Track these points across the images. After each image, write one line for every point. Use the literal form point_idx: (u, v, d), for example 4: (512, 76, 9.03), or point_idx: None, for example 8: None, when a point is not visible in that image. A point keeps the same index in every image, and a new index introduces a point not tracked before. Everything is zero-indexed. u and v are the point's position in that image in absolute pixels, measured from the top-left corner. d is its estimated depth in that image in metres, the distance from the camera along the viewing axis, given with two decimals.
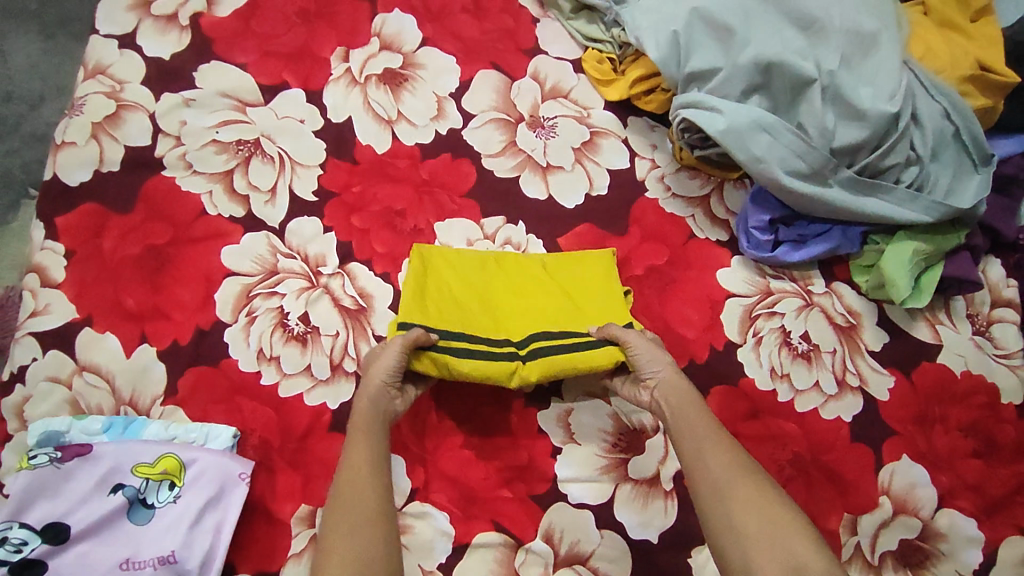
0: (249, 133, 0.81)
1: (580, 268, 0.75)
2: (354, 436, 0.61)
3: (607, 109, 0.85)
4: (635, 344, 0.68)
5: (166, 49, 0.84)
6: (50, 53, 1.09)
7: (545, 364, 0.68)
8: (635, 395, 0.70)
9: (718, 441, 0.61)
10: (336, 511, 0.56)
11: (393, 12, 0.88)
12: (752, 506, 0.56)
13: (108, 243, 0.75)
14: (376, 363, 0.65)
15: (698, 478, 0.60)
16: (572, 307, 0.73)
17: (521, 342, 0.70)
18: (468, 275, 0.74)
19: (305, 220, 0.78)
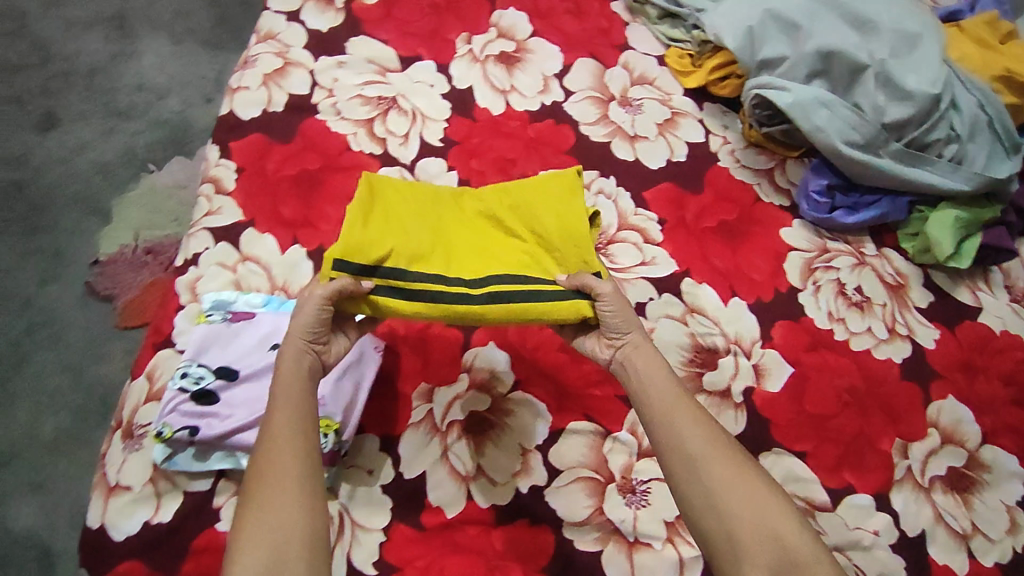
0: (387, 92, 0.97)
1: (538, 196, 0.76)
2: (279, 399, 0.62)
3: (686, 95, 0.99)
4: (606, 293, 0.70)
5: (325, 24, 1.01)
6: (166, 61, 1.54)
7: (503, 308, 0.70)
8: (598, 349, 0.73)
9: (690, 412, 0.65)
10: (260, 482, 0.58)
11: (509, 9, 1.04)
12: (728, 484, 0.61)
13: (271, 165, 0.90)
14: (294, 321, 0.66)
15: (673, 456, 0.63)
16: (539, 249, 0.75)
17: (472, 284, 0.72)
18: (417, 209, 0.75)
19: (432, 159, 0.92)
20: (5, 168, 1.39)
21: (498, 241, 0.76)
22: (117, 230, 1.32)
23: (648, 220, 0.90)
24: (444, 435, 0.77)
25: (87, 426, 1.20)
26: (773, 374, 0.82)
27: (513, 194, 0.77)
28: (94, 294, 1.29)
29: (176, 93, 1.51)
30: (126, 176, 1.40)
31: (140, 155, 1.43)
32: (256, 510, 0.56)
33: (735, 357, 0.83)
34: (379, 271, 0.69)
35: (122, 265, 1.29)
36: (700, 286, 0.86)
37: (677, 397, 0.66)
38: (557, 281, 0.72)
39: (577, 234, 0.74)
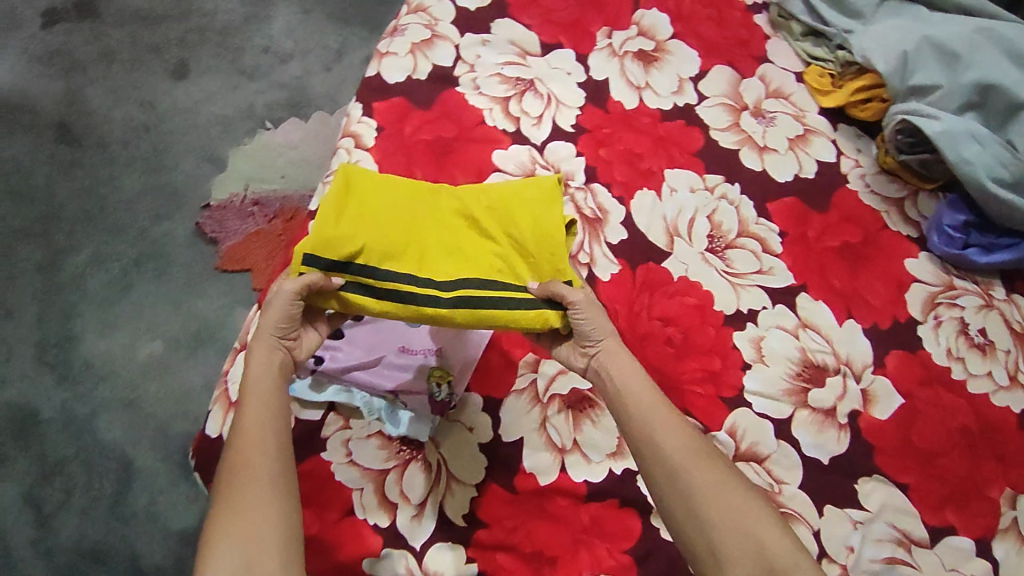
0: (525, 74, 0.99)
1: (517, 202, 0.76)
2: (250, 396, 0.66)
3: (821, 114, 0.98)
4: (578, 302, 0.71)
5: (473, 3, 1.05)
6: (292, 29, 1.62)
7: (470, 314, 0.70)
8: (573, 357, 0.74)
9: (669, 420, 0.68)
10: (233, 477, 0.61)
11: (650, 10, 1.06)
12: (709, 491, 0.64)
13: (409, 128, 0.94)
14: (264, 320, 0.68)
15: (651, 460, 0.66)
16: (512, 254, 0.75)
17: (441, 284, 0.72)
18: (395, 206, 0.75)
19: (562, 143, 0.95)
20: (138, 109, 1.49)
21: (472, 240, 0.75)
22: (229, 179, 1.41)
23: (769, 230, 0.90)
24: (544, 406, 0.79)
25: (176, 355, 1.27)
26: (882, 401, 0.81)
27: (491, 197, 0.77)
28: (202, 235, 1.37)
29: (298, 59, 1.59)
30: (243, 130, 1.49)
31: (259, 112, 1.51)
32: (230, 502, 0.60)
33: (844, 378, 0.81)
34: (350, 268, 0.70)
35: (229, 213, 1.38)
36: (817, 302, 0.85)
37: (656, 404, 0.69)
38: (529, 289, 0.73)
39: (552, 242, 0.74)
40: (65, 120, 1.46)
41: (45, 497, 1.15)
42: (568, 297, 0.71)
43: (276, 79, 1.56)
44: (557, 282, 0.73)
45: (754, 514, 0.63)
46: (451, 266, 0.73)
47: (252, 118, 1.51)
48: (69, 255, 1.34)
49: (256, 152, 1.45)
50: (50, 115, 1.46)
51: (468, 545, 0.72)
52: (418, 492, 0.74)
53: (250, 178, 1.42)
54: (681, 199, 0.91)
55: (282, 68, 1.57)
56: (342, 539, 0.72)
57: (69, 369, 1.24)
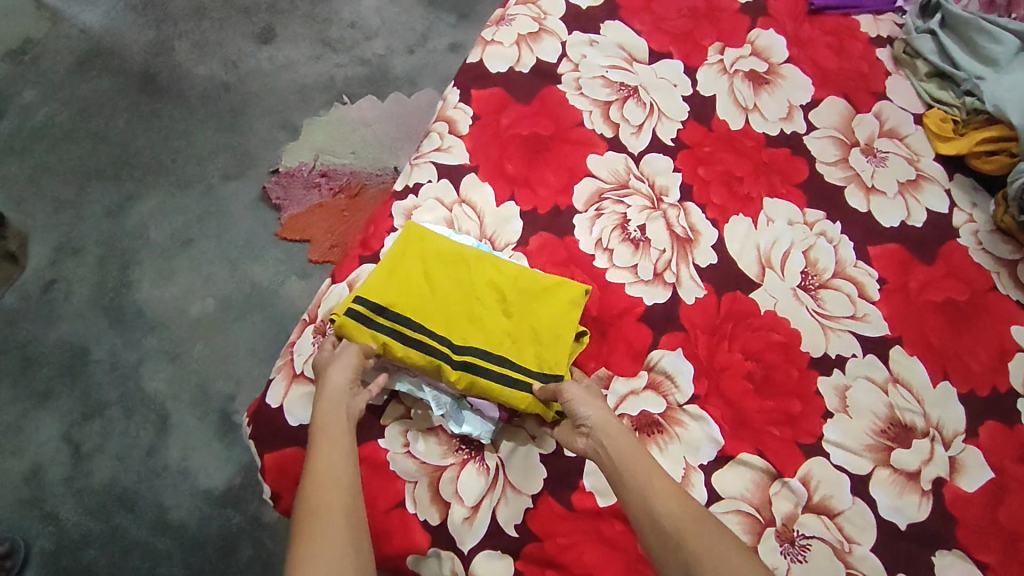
0: (630, 80, 0.97)
1: (548, 295, 0.75)
2: (323, 436, 0.65)
3: (936, 160, 0.93)
4: (574, 393, 0.71)
5: (585, 2, 1.03)
6: (383, 7, 1.62)
7: (471, 385, 0.71)
8: (572, 439, 0.71)
9: (665, 489, 0.64)
10: (312, 519, 0.60)
11: (767, 30, 1.02)
12: (714, 562, 0.59)
13: (505, 120, 0.93)
14: (335, 365, 0.69)
15: (650, 533, 0.62)
16: (527, 340, 0.74)
17: (456, 346, 0.72)
18: (439, 264, 0.76)
19: (660, 156, 0.91)
20: (221, 68, 1.50)
21: (495, 313, 0.75)
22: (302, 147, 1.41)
23: (867, 275, 0.85)
24: None
25: (226, 316, 1.27)
26: (970, 473, 0.75)
27: (525, 279, 0.76)
28: (267, 200, 1.38)
29: (383, 37, 1.58)
30: (322, 101, 1.49)
31: (338, 86, 1.51)
32: (306, 544, 0.58)
33: (932, 442, 0.76)
34: (386, 314, 0.72)
35: (296, 181, 1.39)
36: (912, 358, 0.80)
37: (652, 473, 0.66)
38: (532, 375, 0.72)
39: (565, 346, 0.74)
40: (150, 69, 1.48)
41: (84, 437, 1.16)
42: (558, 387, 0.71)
43: (360, 55, 1.56)
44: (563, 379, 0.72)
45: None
46: (471, 332, 0.73)
47: (332, 91, 1.51)
48: (138, 202, 1.35)
49: (334, 124, 1.46)
50: (136, 63, 1.48)
51: (518, 557, 0.70)
52: (472, 494, 0.71)
53: (325, 149, 1.42)
54: (778, 230, 0.87)
55: (368, 45, 1.57)
56: (390, 531, 0.70)
57: (122, 315, 1.26)
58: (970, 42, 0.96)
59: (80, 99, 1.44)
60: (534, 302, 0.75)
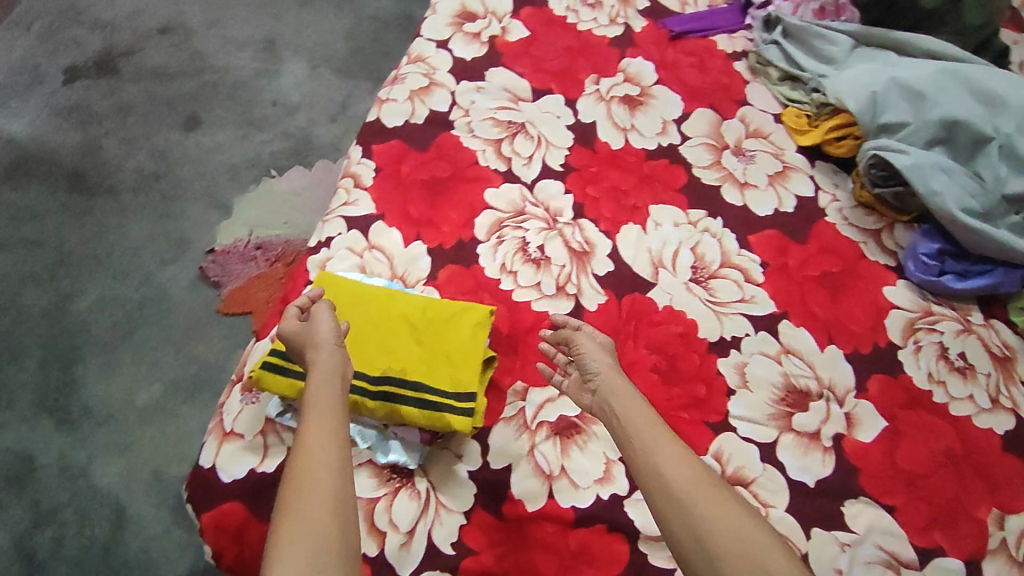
0: (517, 118, 1.05)
1: (452, 320, 0.81)
2: (315, 415, 0.64)
3: (799, 152, 1.03)
4: (584, 347, 0.77)
5: (469, 54, 1.12)
6: (301, 83, 1.71)
7: (390, 410, 0.75)
8: (580, 396, 0.76)
9: (676, 452, 0.65)
10: (295, 492, 0.58)
11: (636, 58, 1.12)
12: (720, 526, 0.60)
13: (406, 169, 1.00)
14: (316, 335, 0.72)
15: (655, 493, 0.63)
16: (437, 361, 0.78)
17: (372, 377, 0.76)
18: (349, 307, 0.81)
19: (551, 182, 0.99)
20: (150, 160, 1.56)
21: (405, 344, 0.79)
22: (235, 224, 1.46)
23: (751, 261, 0.93)
24: (532, 433, 0.80)
25: (175, 399, 1.29)
26: (865, 425, 0.82)
27: (430, 310, 0.82)
28: (205, 279, 1.42)
29: (304, 110, 1.67)
30: (251, 178, 1.55)
31: (264, 161, 1.58)
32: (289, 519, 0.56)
33: (827, 402, 0.83)
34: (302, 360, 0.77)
35: (233, 257, 1.43)
36: (799, 329, 0.88)
37: (660, 434, 0.67)
38: (444, 392, 0.76)
39: (473, 363, 0.78)
40: (78, 170, 1.53)
41: (37, 543, 1.15)
42: (569, 338, 0.79)
43: (285, 130, 1.64)
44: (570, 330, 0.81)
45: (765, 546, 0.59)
46: (384, 362, 0.78)
47: (260, 168, 1.58)
48: (75, 299, 1.38)
49: (264, 197, 1.52)
50: (64, 166, 1.53)
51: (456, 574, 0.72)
52: (405, 520, 0.74)
53: (257, 222, 1.48)
54: (666, 232, 0.95)
55: (291, 120, 1.65)
56: None
57: (67, 414, 1.26)
58: (810, 47, 1.07)
59: (9, 208, 1.47)
60: (440, 329, 0.80)
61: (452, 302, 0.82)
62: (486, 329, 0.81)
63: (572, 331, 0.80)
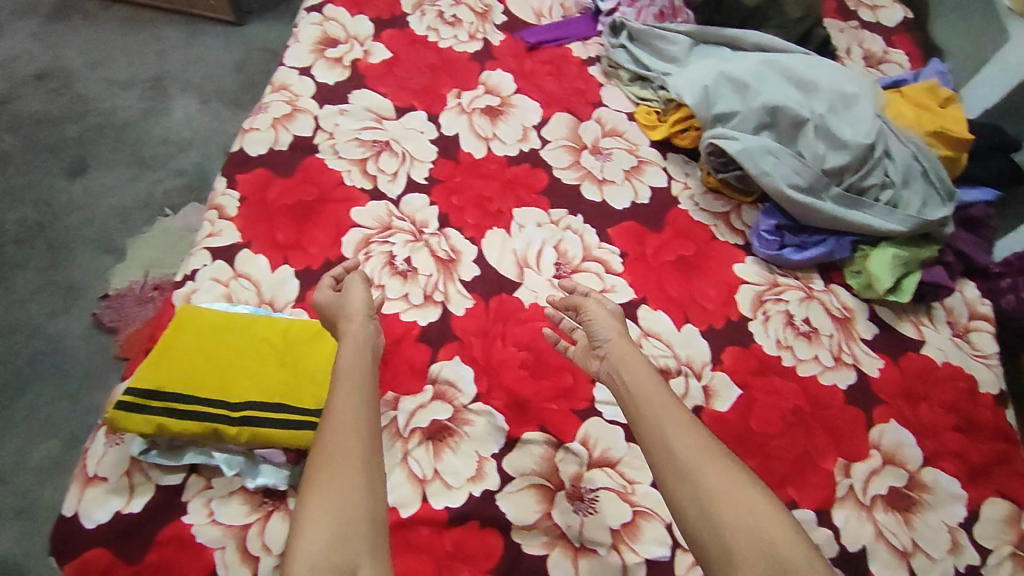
0: (381, 136, 1.08)
1: (315, 339, 0.82)
2: (342, 400, 0.72)
3: (652, 146, 1.09)
4: (592, 313, 0.84)
5: (332, 78, 1.14)
6: (191, 119, 1.69)
7: (252, 434, 0.75)
8: (588, 361, 0.82)
9: (683, 426, 0.70)
10: (326, 465, 0.67)
11: (495, 70, 1.17)
12: (725, 495, 0.64)
13: (271, 195, 1.01)
14: (346, 308, 0.81)
15: (663, 462, 0.68)
16: (300, 381, 0.79)
17: (232, 404, 0.76)
18: (207, 336, 0.81)
19: (416, 196, 1.02)
20: (33, 210, 1.50)
21: (266, 366, 0.80)
22: (129, 267, 1.42)
23: (611, 253, 0.97)
24: (405, 441, 0.82)
25: (74, 453, 1.24)
26: (721, 395, 0.86)
27: (291, 331, 0.82)
28: (101, 326, 1.37)
29: (196, 146, 1.65)
30: (144, 219, 1.52)
31: (158, 201, 1.55)
32: (318, 491, 0.65)
33: (686, 378, 0.87)
34: (159, 396, 0.76)
35: (129, 300, 1.38)
36: (656, 312, 0.92)
37: (668, 408, 0.71)
38: (309, 411, 0.77)
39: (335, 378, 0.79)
40: None
41: None
42: (579, 304, 0.86)
43: (178, 167, 1.61)
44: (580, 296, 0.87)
45: (770, 513, 0.63)
46: (245, 387, 0.78)
47: (153, 208, 1.54)
48: None
49: (157, 235, 1.48)
50: None
51: None
52: (279, 541, 0.75)
53: (151, 262, 1.43)
54: (529, 233, 0.99)
55: (182, 157, 1.62)
56: None
57: None
58: (654, 48, 1.14)
59: None
60: (302, 349, 0.81)
61: (312, 321, 0.83)
62: None
63: (582, 298, 0.86)
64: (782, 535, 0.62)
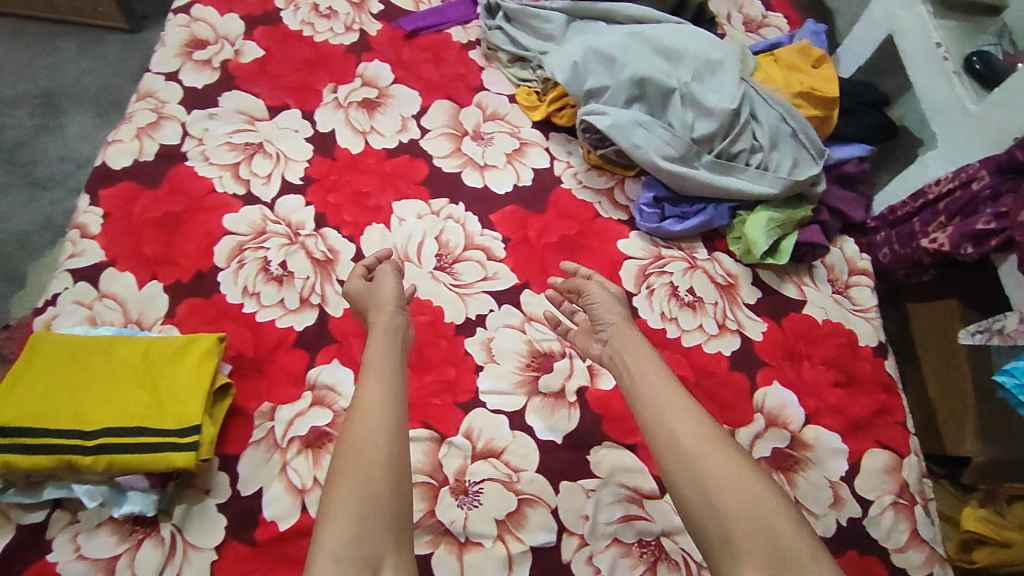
0: (254, 138, 1.04)
1: (176, 355, 0.78)
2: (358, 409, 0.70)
3: (534, 127, 1.08)
4: (594, 297, 0.84)
5: (201, 82, 1.09)
6: (89, 135, 1.57)
7: (108, 462, 0.71)
8: (590, 344, 0.83)
9: (684, 413, 0.70)
10: (341, 475, 0.66)
11: (373, 61, 1.14)
12: (726, 484, 0.64)
13: (138, 209, 0.96)
14: (376, 300, 0.83)
15: (664, 448, 0.68)
16: (159, 401, 0.75)
17: (87, 432, 0.72)
18: (60, 363, 0.76)
19: (291, 197, 0.99)
20: None
21: (126, 389, 0.76)
22: (28, 295, 1.34)
23: (493, 239, 0.96)
24: (283, 451, 0.80)
25: None
26: (606, 373, 0.86)
27: (152, 350, 0.79)
28: None
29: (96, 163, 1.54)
30: (41, 242, 1.43)
31: (58, 222, 1.47)
32: (332, 501, 0.64)
33: (570, 359, 0.87)
34: (5, 430, 0.71)
35: None
36: (540, 295, 0.92)
37: (668, 395, 0.71)
38: (167, 431, 0.73)
39: (197, 395, 0.75)
40: None
41: None
42: (580, 287, 0.86)
43: (76, 186, 1.52)
44: (581, 278, 0.88)
45: (771, 504, 0.63)
46: (101, 414, 0.74)
47: (50, 231, 1.46)
48: None
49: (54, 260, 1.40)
50: None
51: None
52: (150, 570, 0.72)
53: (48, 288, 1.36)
54: (410, 226, 0.97)
55: (80, 174, 1.52)
56: None
57: None
58: (530, 27, 1.12)
59: None
60: (164, 367, 0.78)
61: (176, 337, 0.80)
62: (214, 356, 0.79)
63: (583, 281, 0.86)
64: (785, 523, 0.61)
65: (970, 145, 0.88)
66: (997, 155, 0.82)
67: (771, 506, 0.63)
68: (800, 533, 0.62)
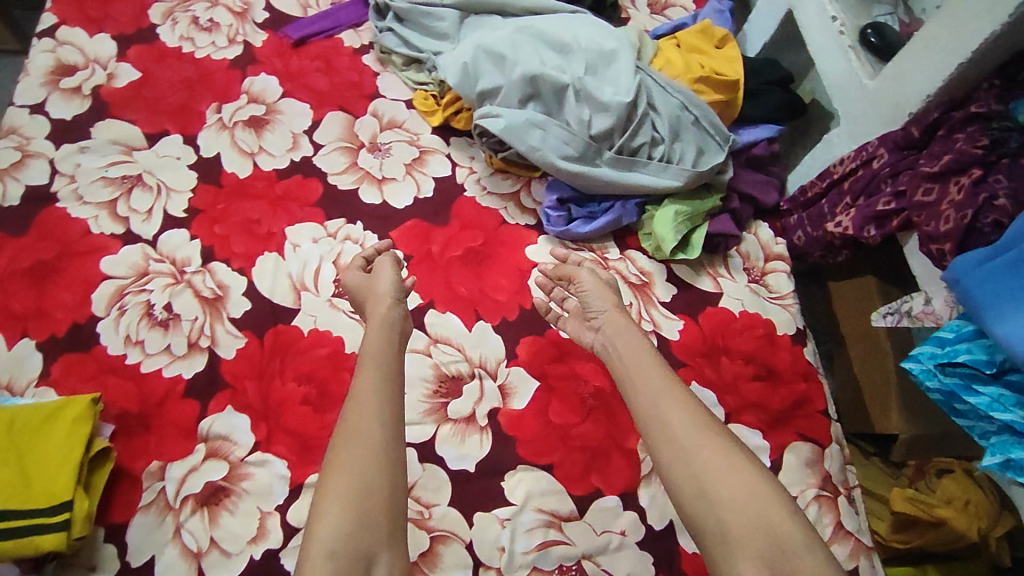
0: (132, 170, 0.96)
1: (43, 426, 0.72)
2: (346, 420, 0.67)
3: (433, 133, 1.03)
4: (584, 282, 0.82)
5: (69, 112, 1.00)
6: None
7: None
8: (582, 333, 0.82)
9: (678, 401, 0.69)
10: (324, 492, 0.62)
11: (259, 75, 1.06)
12: (719, 472, 0.63)
13: (2, 260, 0.87)
14: (373, 294, 0.80)
15: (657, 437, 0.67)
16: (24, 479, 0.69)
17: None
18: None
19: (175, 231, 0.92)
20: None
21: None
22: None
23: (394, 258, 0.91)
24: (176, 512, 0.74)
25: None
26: (519, 391, 0.83)
27: (17, 421, 0.72)
28: None
29: None
30: None
31: None
32: (316, 517, 0.61)
33: (480, 380, 0.83)
34: None
35: None
36: (444, 315, 0.87)
37: (660, 385, 0.70)
38: (33, 511, 0.67)
39: (66, 468, 0.69)
40: None
41: None
42: (571, 275, 0.84)
43: None
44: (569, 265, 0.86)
45: (764, 494, 0.62)
46: None
47: None
48: None
49: None
50: None
51: None
52: None
53: None
54: (305, 252, 0.92)
55: None
56: None
57: None
58: (422, 27, 1.07)
59: None
60: (31, 439, 0.71)
61: (43, 403, 0.73)
62: (86, 422, 0.73)
63: (574, 269, 0.84)
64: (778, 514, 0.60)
65: (870, 123, 0.86)
66: (894, 132, 0.81)
67: (766, 496, 0.62)
68: (794, 523, 0.60)
